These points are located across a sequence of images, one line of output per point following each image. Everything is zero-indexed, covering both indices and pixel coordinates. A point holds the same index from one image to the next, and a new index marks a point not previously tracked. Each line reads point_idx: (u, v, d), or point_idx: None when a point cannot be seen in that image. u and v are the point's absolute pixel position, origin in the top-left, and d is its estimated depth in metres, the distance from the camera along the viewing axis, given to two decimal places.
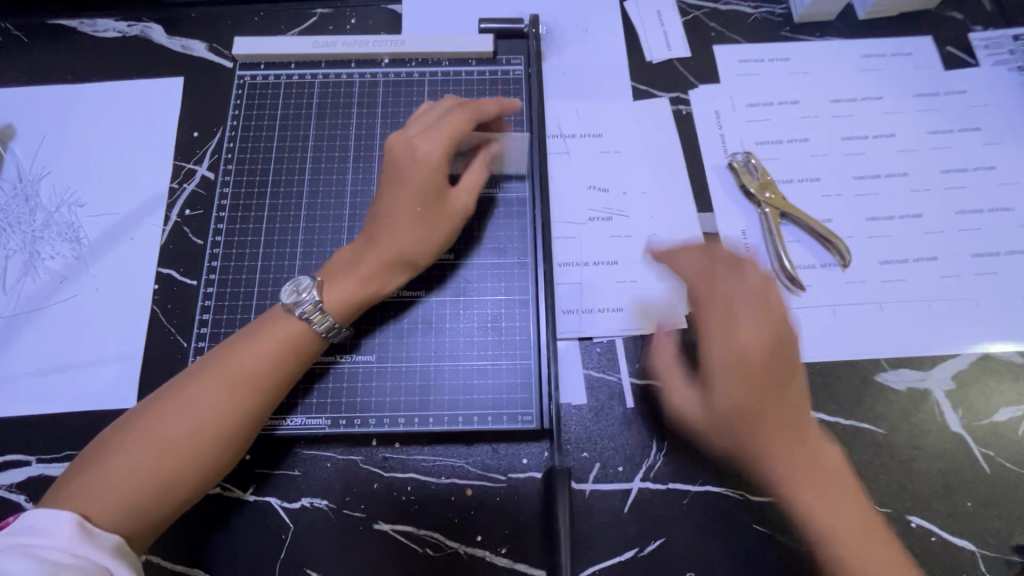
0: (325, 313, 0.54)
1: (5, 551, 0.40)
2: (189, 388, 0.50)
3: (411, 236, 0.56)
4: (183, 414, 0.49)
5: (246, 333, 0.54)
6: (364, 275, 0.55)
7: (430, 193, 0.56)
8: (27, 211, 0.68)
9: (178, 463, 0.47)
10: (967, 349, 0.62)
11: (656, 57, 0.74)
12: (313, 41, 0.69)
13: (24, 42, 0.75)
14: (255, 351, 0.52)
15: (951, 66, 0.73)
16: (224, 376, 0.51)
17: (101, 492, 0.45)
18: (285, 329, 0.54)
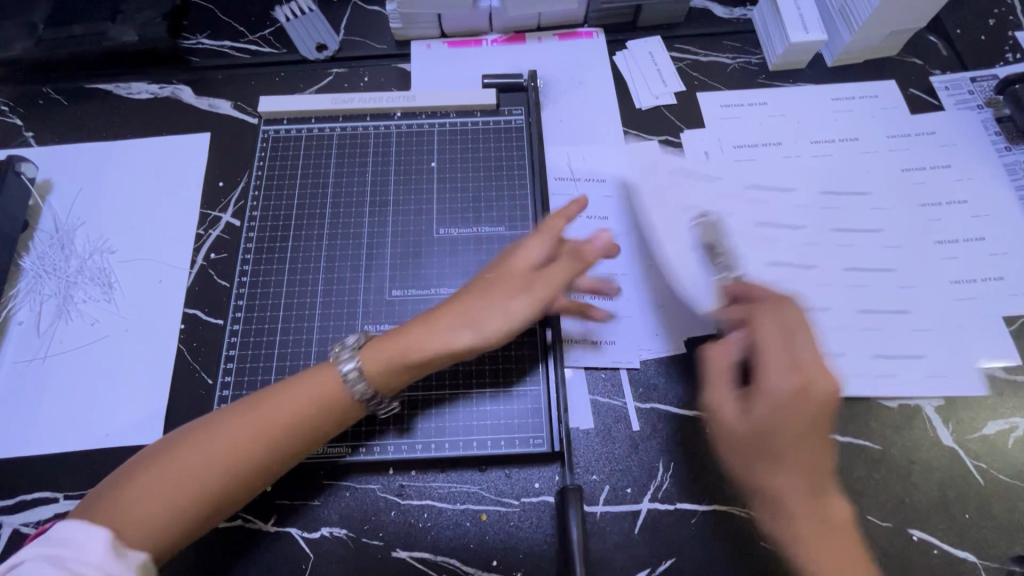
0: (363, 374, 0.54)
1: (44, 562, 0.43)
2: (230, 425, 0.51)
3: (457, 320, 0.55)
4: (217, 446, 0.50)
5: (293, 379, 0.55)
6: (405, 345, 0.55)
7: (530, 279, 0.56)
8: (63, 258, 0.73)
9: (210, 491, 0.49)
10: (954, 366, 0.65)
11: (644, 104, 0.81)
12: (332, 99, 0.76)
13: (63, 104, 0.82)
14: (298, 401, 0.53)
15: (914, 107, 0.81)
16: (260, 414, 0.52)
17: (135, 516, 0.47)
18: (327, 384, 0.54)
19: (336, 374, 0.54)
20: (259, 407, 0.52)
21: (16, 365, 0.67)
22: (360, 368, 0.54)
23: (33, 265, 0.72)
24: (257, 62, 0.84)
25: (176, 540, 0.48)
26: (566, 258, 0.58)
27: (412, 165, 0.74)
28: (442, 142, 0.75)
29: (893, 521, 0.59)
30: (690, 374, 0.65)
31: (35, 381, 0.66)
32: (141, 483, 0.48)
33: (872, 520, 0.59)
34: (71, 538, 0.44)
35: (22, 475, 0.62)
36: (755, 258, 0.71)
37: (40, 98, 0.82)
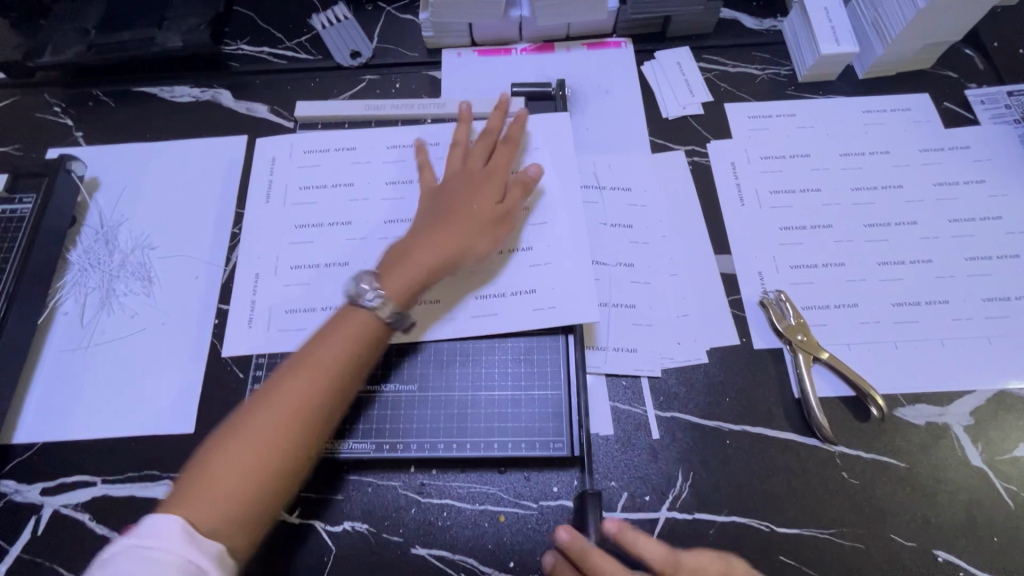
0: (387, 300, 0.58)
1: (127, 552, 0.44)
2: (252, 415, 0.53)
3: (427, 246, 0.62)
4: (281, 410, 0.53)
5: (325, 331, 0.58)
6: (415, 260, 0.61)
7: (475, 180, 0.68)
8: (106, 253, 0.76)
9: (287, 455, 0.52)
10: (984, 386, 0.64)
11: (671, 114, 0.81)
12: (365, 105, 0.79)
13: (110, 106, 0.86)
14: (333, 344, 0.56)
15: (948, 121, 0.79)
16: (311, 368, 0.55)
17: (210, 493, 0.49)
18: (358, 323, 0.58)
19: (364, 311, 0.58)
20: (308, 362, 0.55)
21: (61, 354, 0.70)
22: (385, 297, 0.59)
23: (79, 258, 0.76)
24: (294, 67, 0.87)
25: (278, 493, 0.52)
26: (514, 185, 0.68)
27: (437, 166, 0.74)
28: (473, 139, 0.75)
29: (917, 541, 0.58)
30: (711, 384, 0.65)
31: (78, 369, 0.69)
32: (255, 424, 0.52)
33: (895, 539, 0.58)
34: (146, 529, 0.46)
35: (64, 459, 0.65)
36: (781, 270, 0.71)
37: (90, 100, 0.86)
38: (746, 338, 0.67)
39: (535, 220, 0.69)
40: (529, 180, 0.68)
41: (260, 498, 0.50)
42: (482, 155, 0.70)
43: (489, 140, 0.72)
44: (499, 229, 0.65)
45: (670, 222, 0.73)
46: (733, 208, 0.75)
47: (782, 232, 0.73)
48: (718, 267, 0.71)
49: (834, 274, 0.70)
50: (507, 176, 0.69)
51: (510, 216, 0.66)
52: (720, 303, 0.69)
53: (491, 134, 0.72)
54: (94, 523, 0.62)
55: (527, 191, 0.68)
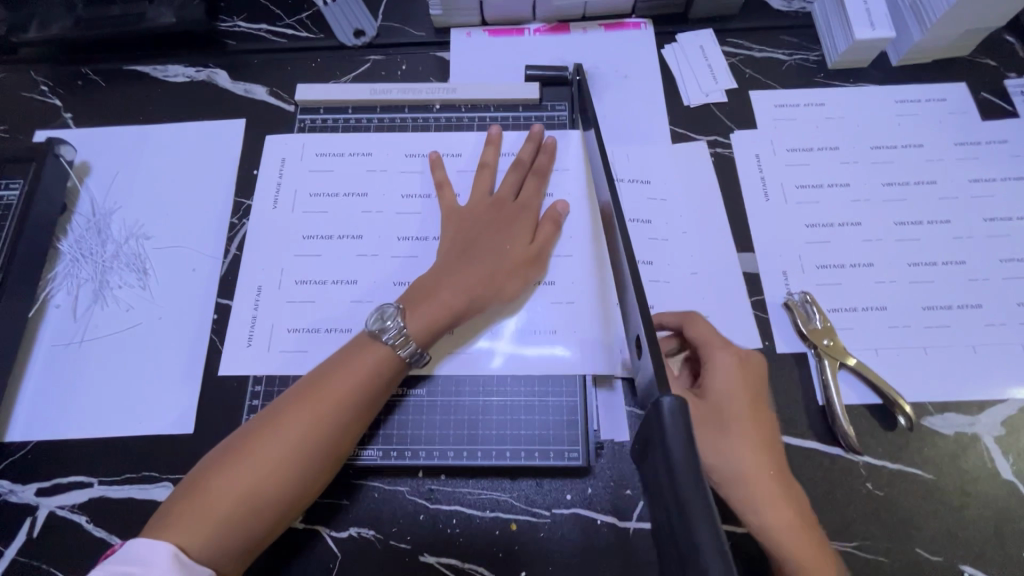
0: (408, 338, 0.57)
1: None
2: (257, 437, 0.51)
3: (455, 284, 0.60)
4: (285, 439, 0.51)
5: (338, 358, 0.56)
6: (441, 299, 0.59)
7: (504, 214, 0.65)
8: (99, 243, 0.72)
9: (285, 484, 0.50)
10: (1017, 395, 0.61)
11: (693, 101, 0.77)
12: (369, 89, 0.75)
13: (100, 86, 0.81)
14: (347, 375, 0.55)
15: (985, 113, 0.75)
16: (319, 400, 0.53)
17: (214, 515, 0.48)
18: (375, 356, 0.56)
19: (382, 346, 0.56)
20: (316, 395, 0.54)
21: (53, 349, 0.67)
22: (407, 334, 0.57)
23: (70, 248, 0.72)
24: (294, 47, 0.82)
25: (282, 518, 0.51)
26: (544, 222, 0.66)
27: (456, 182, 0.70)
28: (505, 143, 0.72)
29: (943, 555, 0.56)
30: None
31: (71, 365, 0.67)
32: (266, 447, 0.51)
33: (920, 553, 0.56)
34: (139, 555, 0.45)
35: (59, 459, 0.63)
36: (806, 270, 0.67)
37: (78, 78, 0.82)
38: (769, 342, 0.65)
39: (559, 251, 0.67)
40: (558, 218, 0.66)
41: (264, 522, 0.50)
42: (514, 186, 0.67)
43: (520, 171, 0.68)
44: (528, 270, 0.63)
45: (691, 217, 0.70)
46: (758, 203, 0.71)
47: (808, 229, 0.69)
48: (740, 266, 0.68)
49: (862, 275, 0.67)
50: (536, 210, 0.67)
51: (540, 257, 0.65)
52: (742, 304, 0.66)
53: (523, 165, 0.68)
54: (91, 525, 0.60)
55: (557, 230, 0.66)
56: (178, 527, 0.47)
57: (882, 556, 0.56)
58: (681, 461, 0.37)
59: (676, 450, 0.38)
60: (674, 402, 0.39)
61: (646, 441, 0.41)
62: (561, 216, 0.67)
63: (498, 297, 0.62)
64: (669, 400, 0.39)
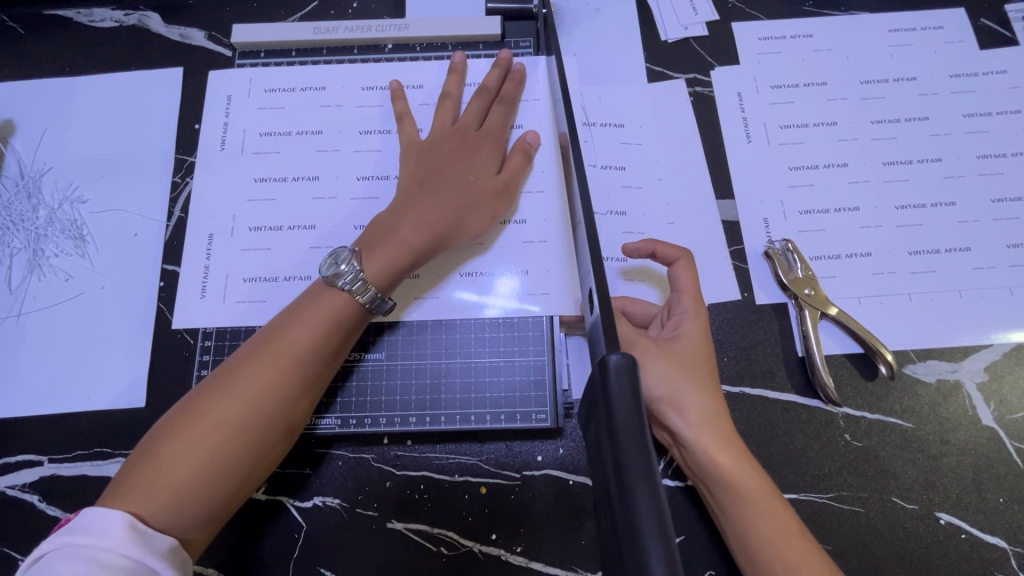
0: (367, 283, 0.52)
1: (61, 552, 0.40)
2: (213, 394, 0.48)
3: (416, 219, 0.55)
4: (243, 395, 0.48)
5: (296, 309, 0.52)
6: (401, 237, 0.55)
7: (468, 144, 0.60)
8: (30, 208, 0.67)
9: (247, 441, 0.47)
10: (1001, 340, 0.59)
11: (671, 36, 0.71)
12: (313, 28, 0.68)
13: (19, 34, 0.73)
14: (306, 327, 0.51)
15: (983, 42, 0.70)
16: (277, 352, 0.50)
17: (165, 479, 0.44)
18: (335, 306, 0.52)
19: (340, 293, 0.52)
20: (273, 347, 0.50)
21: None
22: (365, 279, 0.52)
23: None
24: None
25: (244, 482, 0.48)
26: (512, 152, 0.61)
27: (418, 115, 0.65)
28: (471, 73, 0.67)
29: (920, 504, 0.55)
30: None
31: (10, 340, 0.62)
32: (221, 404, 0.47)
33: (896, 502, 0.55)
34: (91, 525, 0.41)
35: (4, 437, 0.60)
36: (788, 216, 0.64)
37: None
38: (748, 293, 0.62)
39: (531, 188, 0.63)
40: (528, 148, 0.61)
41: (226, 486, 0.47)
42: (478, 114, 0.62)
43: (484, 99, 0.63)
44: (497, 203, 0.59)
45: (667, 162, 0.65)
46: (739, 146, 0.66)
47: (791, 172, 0.65)
48: (719, 215, 0.64)
49: (847, 220, 0.63)
50: (502, 138, 0.62)
51: (509, 189, 0.60)
52: (720, 254, 0.62)
53: (488, 92, 0.63)
54: (44, 504, 0.57)
55: (527, 160, 0.61)
56: (130, 500, 0.43)
57: (858, 506, 0.55)
58: (623, 425, 0.35)
59: (619, 412, 0.35)
60: (621, 360, 0.36)
61: (590, 405, 0.38)
62: (531, 146, 0.62)
63: (462, 233, 0.57)
64: (617, 358, 0.36)
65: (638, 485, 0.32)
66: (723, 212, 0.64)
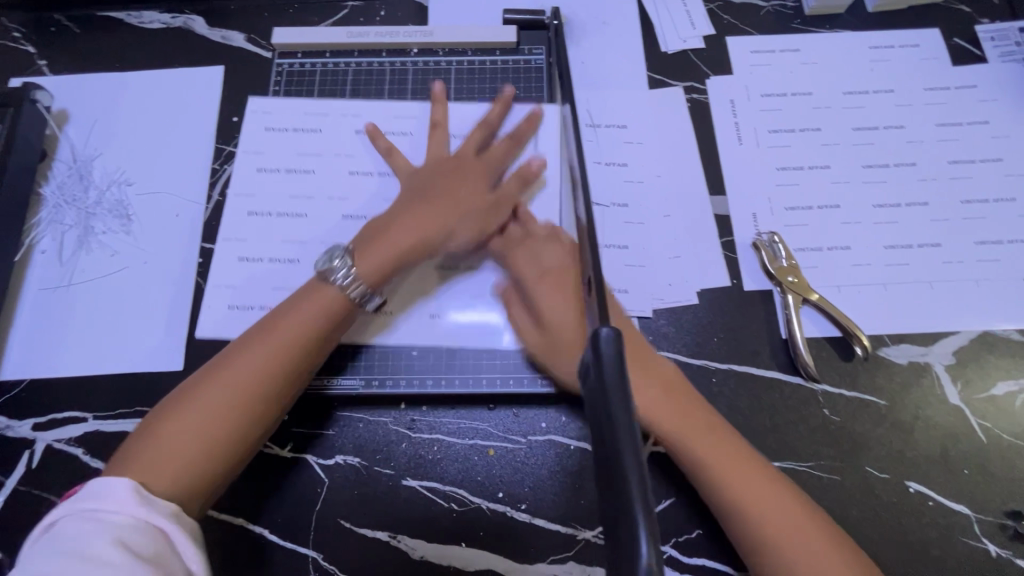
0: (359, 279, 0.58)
1: (78, 516, 0.44)
2: (245, 350, 0.55)
3: (409, 223, 0.61)
4: (240, 373, 0.53)
5: (309, 294, 0.58)
6: (391, 239, 0.60)
7: (467, 170, 0.66)
8: (82, 189, 0.73)
9: (247, 415, 0.53)
10: (968, 327, 0.65)
11: (671, 47, 0.77)
12: (345, 33, 0.75)
13: (75, 32, 0.80)
14: (306, 310, 0.57)
15: (956, 58, 0.76)
16: (276, 333, 0.56)
17: (174, 444, 0.50)
18: (327, 296, 0.58)
19: (335, 288, 0.58)
20: (276, 326, 0.56)
21: (42, 292, 0.69)
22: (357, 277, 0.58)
23: (52, 195, 0.73)
24: None
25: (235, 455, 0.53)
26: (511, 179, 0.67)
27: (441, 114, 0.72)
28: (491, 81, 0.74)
29: (891, 472, 0.60)
30: (700, 325, 0.66)
31: (60, 307, 0.68)
32: (231, 368, 0.54)
33: (869, 470, 0.60)
34: (101, 493, 0.45)
35: (53, 396, 0.65)
36: (775, 211, 0.70)
37: (52, 25, 0.81)
38: (737, 280, 0.67)
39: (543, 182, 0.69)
40: (529, 176, 0.67)
41: (229, 450, 0.52)
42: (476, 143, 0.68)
43: (484, 131, 0.69)
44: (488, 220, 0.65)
45: (665, 160, 0.71)
46: (731, 148, 0.72)
47: (779, 172, 0.71)
48: (712, 209, 0.70)
49: (829, 216, 0.69)
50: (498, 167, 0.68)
51: (501, 204, 0.66)
52: (713, 244, 0.68)
53: (488, 125, 0.69)
54: (88, 457, 0.63)
55: (524, 188, 0.67)
56: (141, 461, 0.49)
57: (834, 474, 0.60)
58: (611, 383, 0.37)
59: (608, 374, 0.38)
60: (610, 331, 0.40)
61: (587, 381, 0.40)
62: (534, 177, 0.67)
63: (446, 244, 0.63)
64: (606, 331, 0.40)
65: (620, 429, 0.35)
66: (716, 207, 0.70)
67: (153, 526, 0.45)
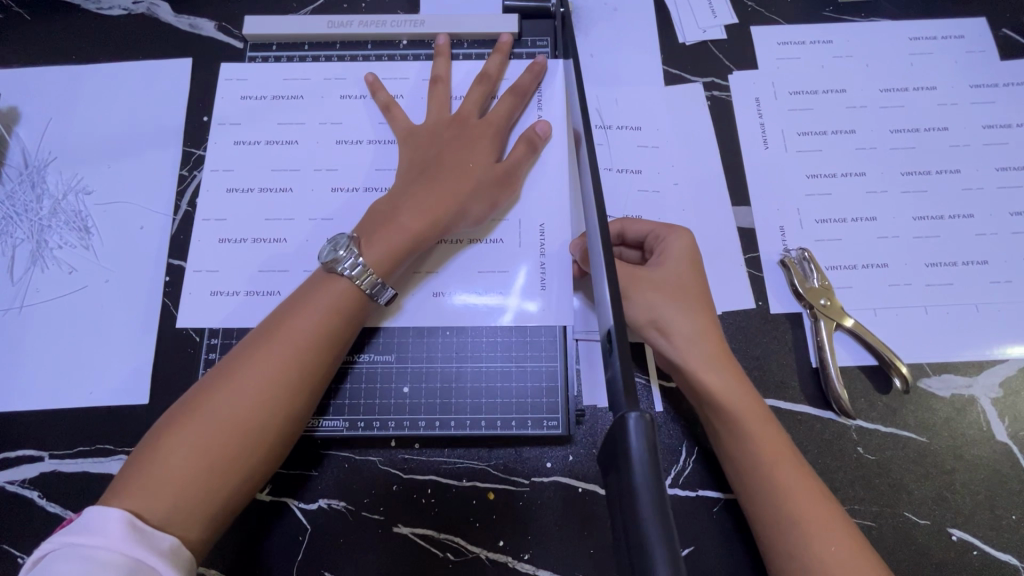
0: (370, 269, 0.52)
1: (61, 552, 0.39)
2: (250, 356, 0.48)
3: (415, 205, 0.55)
4: (246, 392, 0.47)
5: (310, 297, 0.51)
6: (399, 222, 0.54)
7: (468, 130, 0.60)
8: (34, 198, 0.66)
9: (252, 431, 0.46)
10: (1016, 355, 0.59)
11: (689, 38, 0.70)
12: (326, 22, 0.67)
13: (25, 20, 0.72)
14: (309, 315, 0.50)
15: (1005, 51, 0.69)
16: (280, 344, 0.49)
17: (168, 467, 0.43)
18: (337, 293, 0.52)
19: (342, 279, 0.52)
20: (280, 331, 0.50)
21: None
22: (366, 265, 0.52)
23: (2, 204, 0.65)
24: None
25: (241, 478, 0.46)
26: (518, 142, 0.60)
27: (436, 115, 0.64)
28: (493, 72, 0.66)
29: (932, 518, 0.55)
30: None
31: (12, 332, 0.61)
32: (236, 378, 0.47)
33: (908, 516, 0.55)
34: (88, 524, 0.40)
35: (4, 431, 0.59)
36: (805, 224, 0.63)
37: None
38: (762, 302, 0.61)
39: (549, 194, 0.61)
40: (535, 138, 0.60)
41: (233, 475, 0.45)
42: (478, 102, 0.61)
43: (485, 86, 0.62)
44: (499, 189, 0.59)
45: (683, 166, 0.64)
46: (756, 152, 0.65)
47: (809, 180, 0.64)
48: (735, 221, 0.63)
49: (864, 230, 0.62)
50: (506, 126, 0.61)
51: (514, 173, 0.59)
52: (736, 261, 0.62)
53: (488, 79, 0.63)
54: (44, 501, 0.57)
55: (532, 151, 0.61)
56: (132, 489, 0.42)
57: (869, 521, 0.55)
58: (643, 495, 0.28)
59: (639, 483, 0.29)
60: (640, 421, 0.30)
61: (609, 470, 0.31)
62: (541, 136, 0.61)
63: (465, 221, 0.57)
64: (635, 419, 0.30)
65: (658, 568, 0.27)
66: (739, 220, 0.63)
67: (151, 571, 0.40)
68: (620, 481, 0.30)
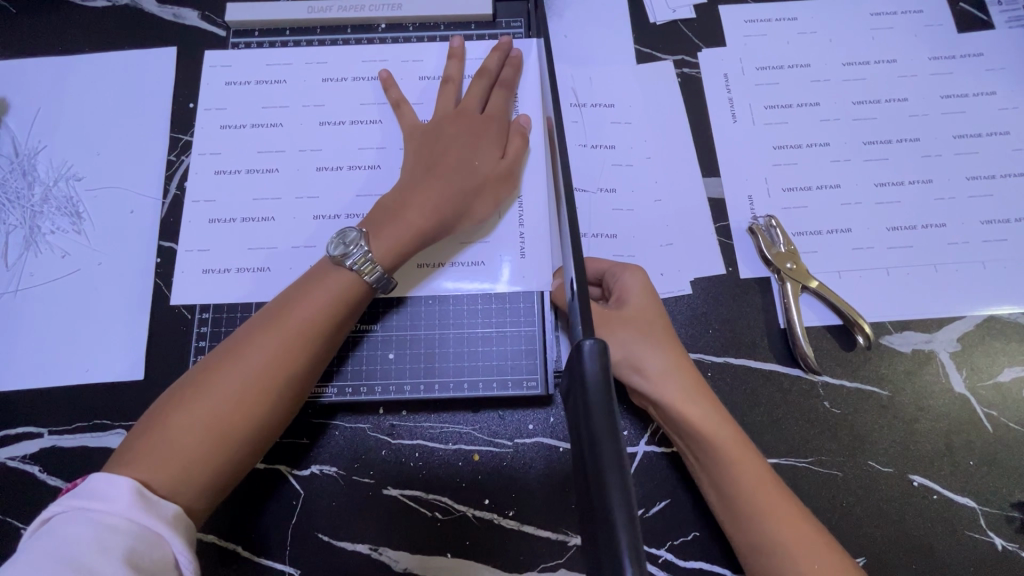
0: (375, 263, 0.54)
1: (68, 515, 0.41)
2: (255, 341, 0.50)
3: (421, 204, 0.57)
4: (245, 374, 0.48)
5: (315, 284, 0.53)
6: (406, 220, 0.56)
7: (472, 126, 0.61)
8: (26, 185, 0.67)
9: (259, 412, 0.48)
10: (973, 312, 0.62)
11: (660, 18, 0.72)
12: (307, 8, 0.69)
13: (11, 13, 0.73)
14: (314, 303, 0.52)
15: (962, 24, 0.72)
16: (285, 331, 0.50)
17: (178, 444, 0.45)
18: (341, 282, 0.53)
19: (346, 271, 0.53)
20: (285, 318, 0.51)
21: None
22: (375, 261, 0.54)
23: None
24: None
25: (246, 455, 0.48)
26: (514, 136, 0.63)
27: (414, 97, 0.66)
28: (471, 54, 0.68)
29: (895, 466, 0.58)
30: (695, 317, 0.62)
31: (7, 315, 0.63)
32: (242, 361, 0.49)
33: (872, 464, 0.58)
34: (95, 489, 0.42)
35: (4, 410, 0.61)
36: (772, 193, 0.66)
37: None
38: (733, 268, 0.63)
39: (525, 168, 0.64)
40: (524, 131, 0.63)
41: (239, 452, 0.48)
42: (479, 96, 0.63)
43: (484, 81, 0.64)
44: (499, 188, 0.61)
45: (656, 140, 0.67)
46: (725, 126, 0.68)
47: (775, 151, 0.67)
48: (706, 192, 0.66)
49: (828, 197, 0.65)
50: (506, 121, 0.63)
51: (513, 172, 0.62)
52: (707, 229, 0.64)
53: (488, 74, 0.65)
54: (45, 474, 0.59)
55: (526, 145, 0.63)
56: (142, 460, 0.44)
57: (836, 470, 0.57)
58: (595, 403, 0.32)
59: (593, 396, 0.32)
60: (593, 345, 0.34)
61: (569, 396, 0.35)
62: (526, 129, 0.64)
63: (468, 218, 0.59)
64: (590, 344, 0.34)
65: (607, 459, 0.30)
66: (710, 190, 0.66)
67: (156, 537, 0.41)
68: (578, 401, 0.33)
